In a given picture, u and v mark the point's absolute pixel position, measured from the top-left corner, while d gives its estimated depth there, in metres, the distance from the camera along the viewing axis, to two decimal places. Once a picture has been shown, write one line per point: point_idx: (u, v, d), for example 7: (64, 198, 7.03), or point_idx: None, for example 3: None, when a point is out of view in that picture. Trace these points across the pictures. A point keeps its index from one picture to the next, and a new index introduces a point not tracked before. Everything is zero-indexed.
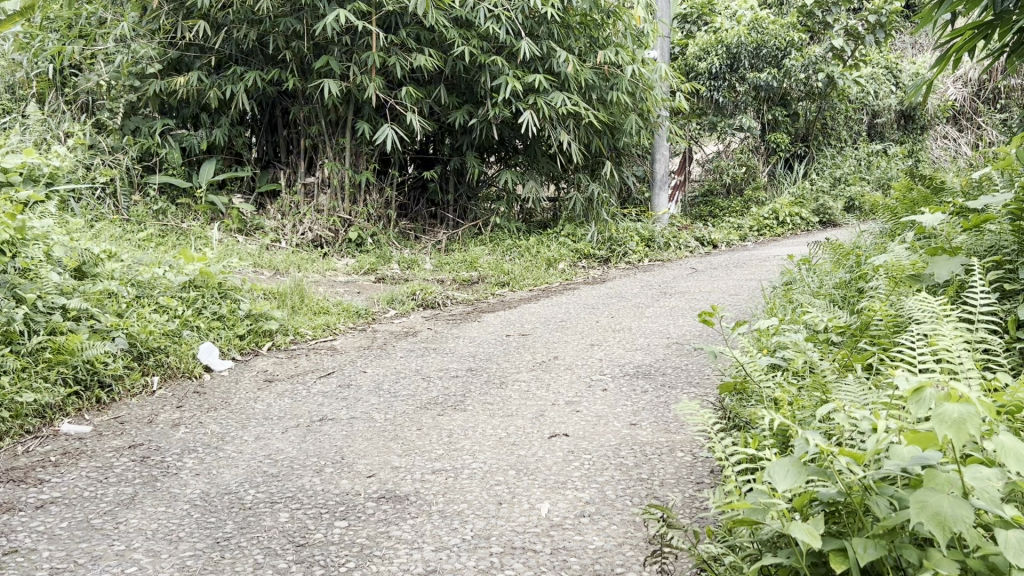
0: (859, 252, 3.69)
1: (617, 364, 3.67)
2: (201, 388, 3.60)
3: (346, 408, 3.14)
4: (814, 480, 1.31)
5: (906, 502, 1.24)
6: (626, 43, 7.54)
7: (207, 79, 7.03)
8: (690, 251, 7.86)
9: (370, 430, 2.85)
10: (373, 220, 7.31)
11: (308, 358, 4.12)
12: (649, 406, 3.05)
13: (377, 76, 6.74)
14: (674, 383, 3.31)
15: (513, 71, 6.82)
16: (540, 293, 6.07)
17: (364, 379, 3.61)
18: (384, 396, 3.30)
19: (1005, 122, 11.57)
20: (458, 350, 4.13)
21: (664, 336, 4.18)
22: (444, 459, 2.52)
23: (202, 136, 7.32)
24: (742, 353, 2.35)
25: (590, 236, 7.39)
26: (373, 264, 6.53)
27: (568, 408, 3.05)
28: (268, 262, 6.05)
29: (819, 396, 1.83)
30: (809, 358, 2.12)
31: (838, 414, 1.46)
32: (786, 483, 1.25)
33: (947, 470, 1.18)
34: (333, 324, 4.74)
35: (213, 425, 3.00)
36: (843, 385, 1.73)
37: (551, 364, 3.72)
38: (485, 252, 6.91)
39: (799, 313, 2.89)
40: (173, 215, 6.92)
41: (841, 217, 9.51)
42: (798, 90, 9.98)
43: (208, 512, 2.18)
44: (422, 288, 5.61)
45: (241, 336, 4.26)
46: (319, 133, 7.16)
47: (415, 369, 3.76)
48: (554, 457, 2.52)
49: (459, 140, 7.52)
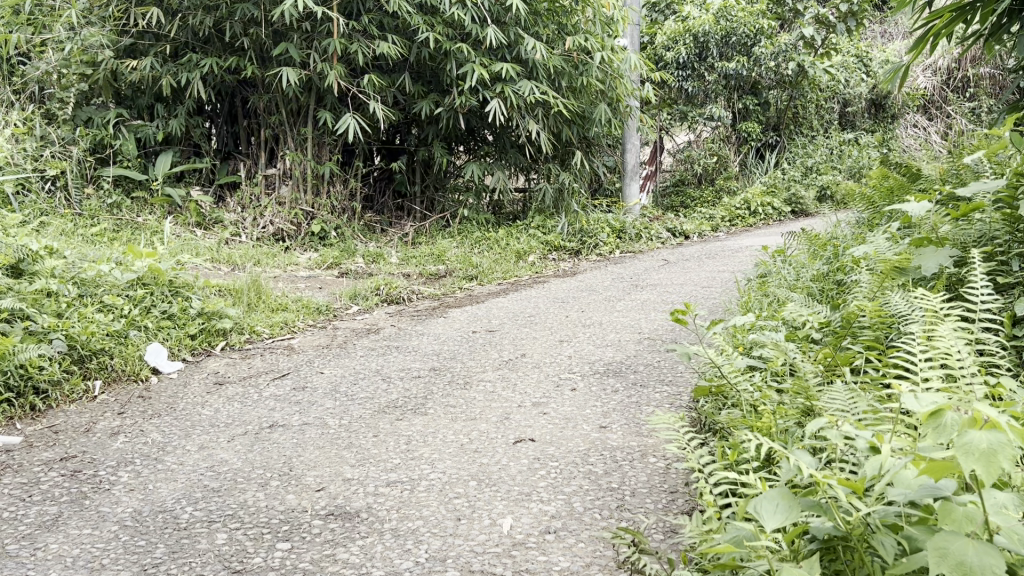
0: (837, 242, 3.58)
1: (587, 362, 3.51)
2: (147, 392, 3.38)
3: (298, 413, 2.96)
4: (807, 513, 1.18)
5: (916, 540, 1.10)
6: (595, 30, 7.37)
7: (162, 66, 6.74)
8: (662, 243, 7.72)
9: (322, 438, 2.67)
10: (337, 212, 7.11)
11: (263, 358, 3.92)
12: (620, 406, 2.89)
13: (338, 63, 6.52)
14: (645, 381, 3.16)
15: (479, 59, 6.63)
16: (510, 286, 5.91)
17: (320, 380, 3.42)
18: (340, 399, 3.11)
19: (974, 111, 11.58)
20: (421, 348, 3.95)
21: (635, 331, 4.04)
22: (401, 470, 2.35)
23: (157, 126, 7.05)
24: (716, 353, 2.19)
25: (560, 227, 7.23)
26: (337, 259, 6.33)
27: (534, 410, 2.88)
28: (226, 258, 5.82)
29: (804, 404, 1.68)
30: (791, 360, 1.98)
31: (832, 432, 1.32)
32: (776, 518, 1.12)
33: (963, 504, 1.05)
34: (291, 322, 4.54)
35: (155, 433, 2.80)
36: (832, 393, 1.59)
37: (518, 363, 3.55)
38: (453, 246, 6.73)
39: (776, 308, 2.75)
40: (127, 209, 6.67)
41: (813, 206, 9.44)
42: (768, 79, 9.89)
43: (138, 534, 2.00)
44: (387, 283, 5.42)
45: (193, 335, 4.06)
46: (280, 123, 6.93)
47: (375, 369, 3.58)
48: (519, 466, 2.35)
49: (425, 130, 7.32)
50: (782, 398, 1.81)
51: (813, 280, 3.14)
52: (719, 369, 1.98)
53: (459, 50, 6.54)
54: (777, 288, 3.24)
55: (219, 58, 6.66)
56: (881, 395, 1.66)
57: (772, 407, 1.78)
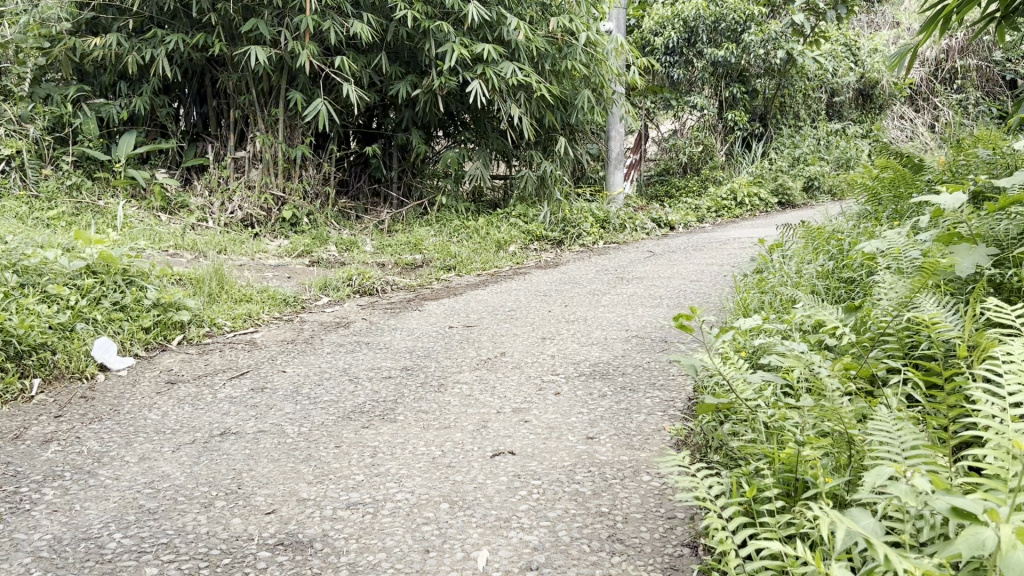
0: (840, 237, 3.35)
1: (571, 363, 3.25)
2: (90, 392, 3.09)
3: (254, 419, 2.68)
4: None
5: None
6: (580, 13, 7.06)
7: (126, 41, 6.37)
8: (646, 233, 7.47)
9: (278, 448, 2.40)
10: (310, 197, 6.81)
11: (222, 354, 3.64)
12: (608, 415, 2.63)
13: (310, 41, 6.20)
14: (635, 386, 2.91)
15: (459, 39, 6.33)
16: (489, 277, 5.64)
17: (281, 381, 3.14)
18: (301, 403, 2.84)
19: (960, 102, 11.45)
20: (393, 345, 3.67)
21: (622, 328, 3.79)
22: (363, 489, 2.08)
23: (120, 105, 6.70)
24: (722, 362, 1.95)
25: (542, 216, 6.96)
26: (307, 247, 6.03)
27: (515, 418, 2.62)
28: (190, 245, 5.53)
29: (841, 432, 1.45)
30: (811, 372, 1.76)
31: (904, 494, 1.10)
32: None
33: None
34: (255, 314, 4.26)
35: (92, 441, 2.51)
36: (881, 428, 1.35)
37: (497, 363, 3.28)
38: (430, 234, 6.47)
39: (784, 311, 2.51)
40: (88, 191, 6.33)
41: (800, 197, 9.23)
42: (757, 67, 9.64)
43: (52, 569, 1.71)
44: (360, 273, 5.14)
45: (147, 328, 3.76)
46: (250, 103, 6.60)
47: (342, 369, 3.30)
48: (497, 485, 2.09)
49: (402, 113, 7.03)
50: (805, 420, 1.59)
51: (816, 277, 2.92)
52: (730, 382, 1.75)
53: (438, 28, 6.24)
54: (777, 286, 2.99)
55: (186, 34, 6.31)
56: (930, 423, 1.45)
57: (796, 433, 1.56)
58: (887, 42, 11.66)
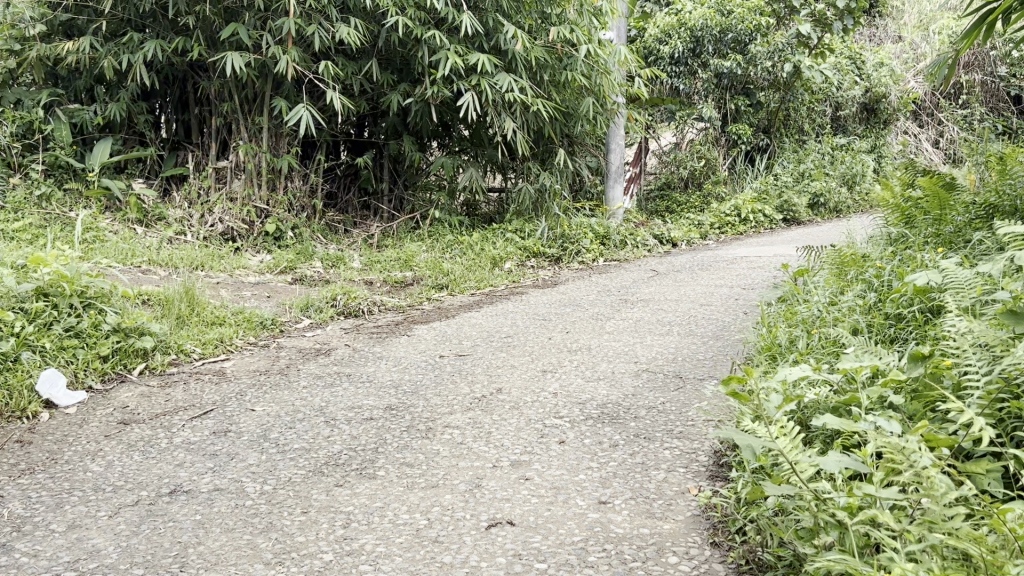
0: (874, 264, 3.01)
1: (576, 403, 2.88)
2: (29, 433, 2.72)
3: (210, 473, 2.31)
4: None
5: None
6: (582, 22, 6.70)
7: (101, 45, 6.01)
8: (648, 250, 7.10)
9: (235, 515, 2.03)
10: (295, 211, 6.45)
11: (185, 388, 3.27)
12: (622, 472, 2.26)
13: (295, 47, 5.84)
14: (651, 434, 2.55)
15: (454, 47, 5.97)
16: (484, 297, 5.27)
17: (248, 423, 2.78)
18: (267, 453, 2.47)
19: (965, 118, 11.21)
20: (377, 378, 3.30)
21: (631, 360, 3.43)
22: (333, 574, 1.72)
23: (96, 110, 6.34)
24: (782, 431, 1.65)
25: (539, 231, 6.61)
26: (291, 263, 5.67)
27: (513, 475, 2.25)
28: (163, 261, 5.17)
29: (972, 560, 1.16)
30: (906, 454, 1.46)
31: None
32: None
33: None
34: (227, 339, 3.90)
35: (16, 503, 2.13)
36: None
37: (492, 403, 2.91)
38: (421, 250, 6.12)
39: (831, 356, 2.20)
40: (58, 202, 5.96)
41: (805, 214, 8.92)
42: (763, 80, 9.32)
43: None
44: (345, 292, 4.79)
45: (105, 357, 3.40)
46: (232, 111, 6.23)
47: (316, 408, 2.93)
48: (494, 570, 1.73)
49: (393, 122, 6.69)
50: (905, 530, 1.31)
51: (853, 308, 2.59)
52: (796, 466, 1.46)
53: (430, 35, 5.88)
54: (810, 320, 2.67)
55: (164, 38, 5.95)
56: None
57: (902, 551, 1.27)
58: (891, 57, 11.38)
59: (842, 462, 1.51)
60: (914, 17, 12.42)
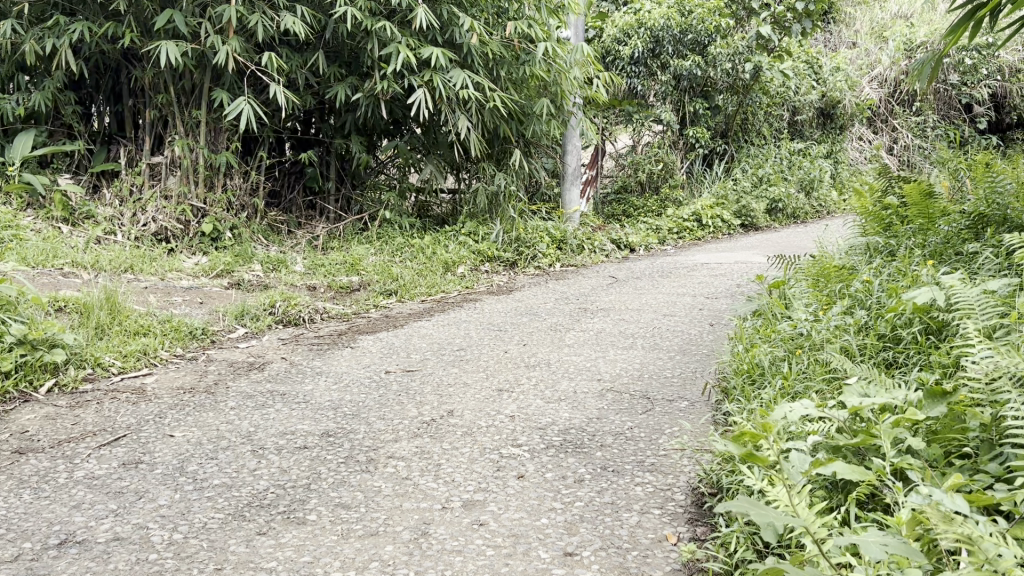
0: (858, 277, 2.79)
1: (537, 429, 2.59)
2: None
3: (112, 517, 1.98)
4: None
5: None
6: (540, 17, 6.42)
7: (23, 30, 5.57)
8: (606, 256, 6.86)
9: (134, 574, 1.71)
10: (235, 210, 6.06)
11: (99, 408, 2.91)
12: (589, 515, 1.98)
13: (236, 36, 5.47)
14: (620, 466, 2.28)
15: (406, 39, 5.65)
16: (435, 304, 4.96)
17: (165, 452, 2.45)
18: (183, 490, 2.15)
19: (918, 125, 11.25)
20: (315, 398, 2.98)
21: (594, 378, 3.16)
22: None
23: (18, 100, 5.89)
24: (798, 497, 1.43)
25: (493, 235, 6.33)
26: (227, 265, 5.29)
27: (467, 520, 1.95)
28: (88, 262, 4.77)
29: None
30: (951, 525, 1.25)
31: None
32: None
33: None
34: (152, 351, 3.54)
35: None
36: None
37: (443, 428, 2.61)
38: (369, 253, 5.79)
39: (833, 390, 1.98)
40: None
41: (763, 220, 8.77)
42: (722, 82, 9.16)
43: None
44: (285, 299, 4.44)
45: (7, 374, 3.02)
46: (167, 104, 5.81)
47: (243, 433, 2.60)
48: None
49: (342, 118, 6.35)
50: None
51: (841, 326, 2.37)
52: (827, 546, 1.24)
53: (381, 28, 5.55)
54: (793, 339, 2.45)
55: (93, 23, 5.52)
56: None
57: None
58: (848, 62, 11.34)
59: (883, 544, 1.29)
60: (866, 25, 12.41)
